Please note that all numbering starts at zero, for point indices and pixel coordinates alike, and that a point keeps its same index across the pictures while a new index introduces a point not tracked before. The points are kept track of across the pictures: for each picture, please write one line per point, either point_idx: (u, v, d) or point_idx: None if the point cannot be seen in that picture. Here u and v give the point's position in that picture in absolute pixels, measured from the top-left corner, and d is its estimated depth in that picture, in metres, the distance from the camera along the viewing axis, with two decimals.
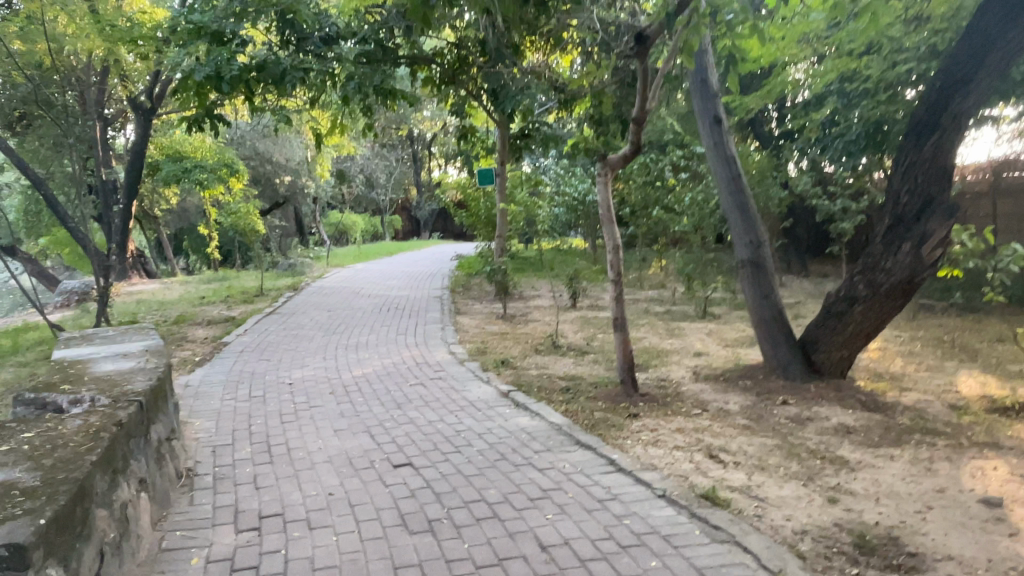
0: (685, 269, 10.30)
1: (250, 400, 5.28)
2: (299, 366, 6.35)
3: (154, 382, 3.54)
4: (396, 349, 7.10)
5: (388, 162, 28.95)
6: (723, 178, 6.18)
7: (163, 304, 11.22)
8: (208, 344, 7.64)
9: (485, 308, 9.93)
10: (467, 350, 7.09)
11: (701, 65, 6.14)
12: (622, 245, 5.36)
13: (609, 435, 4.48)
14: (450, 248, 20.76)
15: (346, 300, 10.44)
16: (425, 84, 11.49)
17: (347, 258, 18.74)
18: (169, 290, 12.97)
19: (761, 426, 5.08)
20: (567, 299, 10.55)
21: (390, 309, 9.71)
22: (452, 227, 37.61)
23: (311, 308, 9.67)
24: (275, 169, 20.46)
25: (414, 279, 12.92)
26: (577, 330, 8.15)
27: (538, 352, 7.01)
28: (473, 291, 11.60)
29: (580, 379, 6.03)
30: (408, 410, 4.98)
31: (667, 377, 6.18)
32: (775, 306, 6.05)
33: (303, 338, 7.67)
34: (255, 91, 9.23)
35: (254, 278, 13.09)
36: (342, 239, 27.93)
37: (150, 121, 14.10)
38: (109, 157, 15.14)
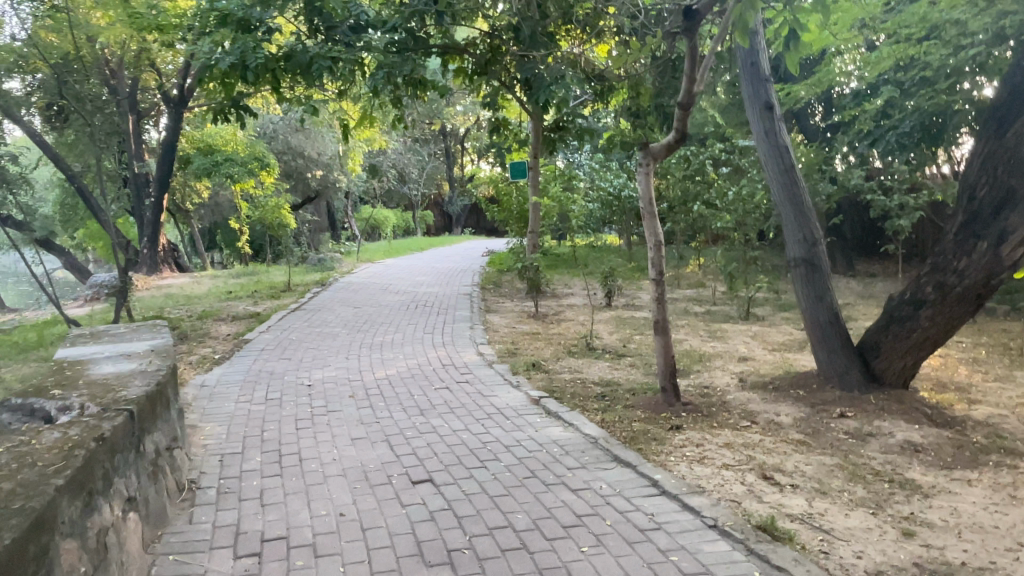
0: (727, 267, 9.79)
1: (266, 403, 4.98)
2: (320, 366, 6.05)
3: (153, 387, 3.24)
4: (422, 349, 6.77)
5: (420, 157, 28.77)
6: (775, 169, 5.69)
7: (190, 299, 11.07)
8: (229, 341, 7.41)
9: (516, 306, 9.57)
10: (496, 351, 6.73)
11: (752, 46, 5.66)
12: (665, 241, 4.93)
13: (650, 450, 4.08)
14: (481, 245, 20.45)
15: (373, 296, 10.16)
16: (457, 76, 11.16)
17: (377, 253, 18.54)
18: (198, 284, 12.86)
19: (817, 441, 4.62)
20: (602, 298, 10.12)
21: (418, 306, 9.39)
22: (485, 223, 37.35)
23: (338, 304, 9.41)
24: (307, 163, 20.38)
25: (444, 275, 12.61)
26: (613, 331, 7.72)
27: (572, 355, 6.61)
28: (504, 287, 11.25)
29: (618, 385, 5.62)
30: (431, 417, 4.64)
31: (711, 384, 5.73)
32: (830, 309, 5.57)
33: (326, 337, 7.39)
34: (283, 81, 9.01)
35: (283, 273, 12.92)
36: (374, 234, 27.84)
37: (181, 114, 14.05)
38: (142, 151, 15.15)
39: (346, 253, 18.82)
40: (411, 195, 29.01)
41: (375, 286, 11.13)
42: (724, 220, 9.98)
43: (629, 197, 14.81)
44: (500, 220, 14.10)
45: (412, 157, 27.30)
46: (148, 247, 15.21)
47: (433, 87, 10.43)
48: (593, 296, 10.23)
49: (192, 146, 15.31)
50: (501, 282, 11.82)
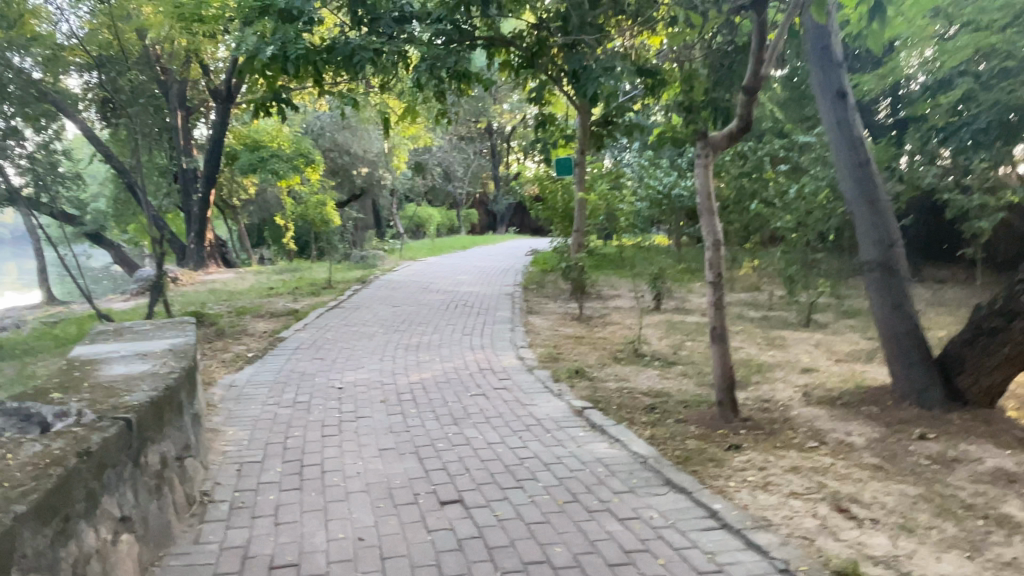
0: (785, 270, 9.22)
1: (293, 406, 4.71)
2: (353, 368, 5.78)
3: (161, 392, 2.98)
4: (460, 352, 6.44)
5: (466, 155, 28.59)
6: (847, 163, 5.18)
7: (233, 295, 11.03)
8: (264, 339, 7.22)
9: (560, 308, 9.19)
10: (538, 355, 6.36)
11: (823, 28, 5.17)
12: (724, 240, 4.48)
13: (706, 473, 3.66)
14: (525, 244, 20.07)
15: (413, 295, 9.90)
16: (503, 69, 10.82)
17: (421, 251, 18.37)
18: (242, 280, 12.85)
19: (896, 467, 4.12)
20: (650, 300, 9.66)
21: (458, 306, 9.08)
22: (530, 222, 37.00)
23: (377, 303, 9.18)
24: (353, 160, 20.34)
25: (486, 274, 12.29)
26: (662, 336, 7.27)
27: (618, 361, 6.21)
28: (548, 288, 10.88)
29: (669, 397, 5.21)
30: (465, 427, 4.29)
31: (772, 398, 5.27)
32: (908, 319, 5.03)
33: (362, 336, 7.13)
34: (325, 74, 8.81)
35: (324, 270, 12.80)
36: (419, 232, 27.78)
37: (228, 110, 14.10)
38: (190, 147, 15.29)
39: (389, 250, 18.69)
40: (456, 193, 28.86)
41: (415, 285, 10.88)
42: (782, 220, 9.41)
43: (679, 196, 14.26)
44: (545, 219, 13.72)
45: (458, 155, 27.14)
46: (195, 242, 15.32)
47: (477, 81, 10.11)
48: (641, 299, 9.78)
49: (238, 142, 15.38)
50: (544, 282, 11.45)
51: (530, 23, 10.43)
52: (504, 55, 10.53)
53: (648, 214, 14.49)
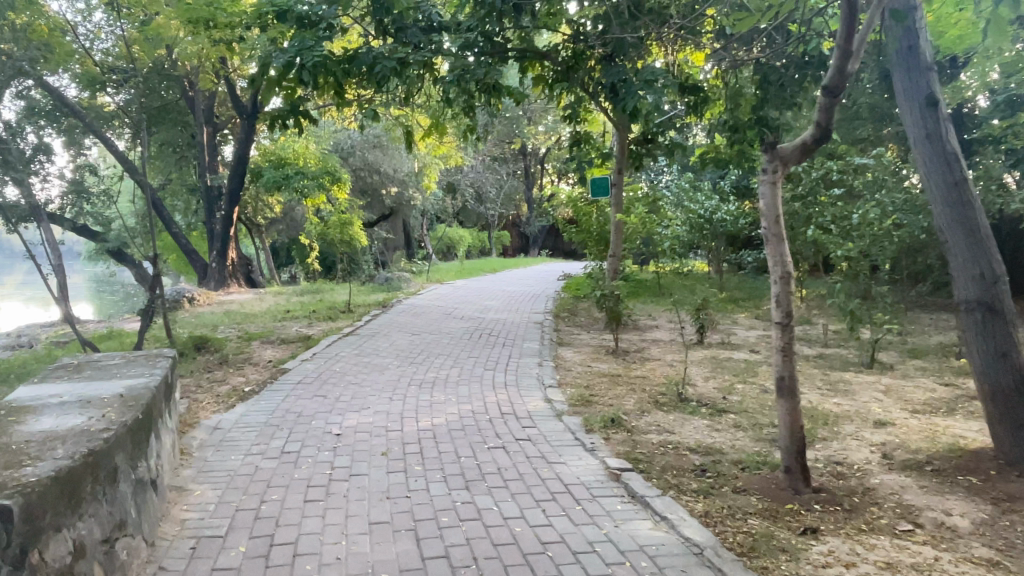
0: (845, 303, 8.33)
1: (280, 457, 4.03)
2: (357, 408, 5.09)
3: (84, 456, 2.32)
4: (480, 390, 5.72)
5: (499, 176, 28.08)
6: (938, 184, 4.39)
7: (249, 317, 10.50)
8: (268, 369, 6.60)
9: (593, 339, 8.42)
10: (569, 397, 5.59)
11: (909, 25, 4.39)
12: (795, 274, 3.72)
13: (779, 572, 2.88)
14: (557, 268, 19.34)
15: (435, 322, 9.24)
16: (536, 84, 10.18)
17: (449, 274, 17.77)
18: (261, 301, 12.34)
19: (1017, 561, 3.26)
20: (692, 334, 8.84)
21: (482, 335, 8.36)
22: (563, 245, 36.31)
23: (395, 330, 8.53)
24: (382, 180, 19.89)
25: (515, 300, 11.59)
26: (709, 377, 6.45)
27: (659, 406, 5.43)
28: (581, 316, 10.13)
29: (721, 455, 4.42)
30: (478, 493, 3.55)
31: (845, 461, 4.45)
32: (1015, 370, 4.18)
33: (374, 369, 6.46)
34: (348, 86, 8.26)
35: (346, 292, 12.25)
36: (449, 253, 27.25)
37: (253, 126, 13.79)
38: (215, 163, 15.01)
39: (416, 272, 18.09)
40: (488, 214, 28.32)
41: (438, 310, 10.22)
42: (841, 248, 8.54)
43: (722, 220, 13.40)
44: (579, 242, 13.00)
45: (490, 176, 26.63)
46: (217, 260, 14.90)
47: (509, 94, 9.48)
48: (682, 332, 8.96)
49: (265, 159, 15.03)
50: (576, 309, 10.69)
51: (566, 36, 9.81)
52: (538, 69, 9.90)
53: (687, 239, 13.67)
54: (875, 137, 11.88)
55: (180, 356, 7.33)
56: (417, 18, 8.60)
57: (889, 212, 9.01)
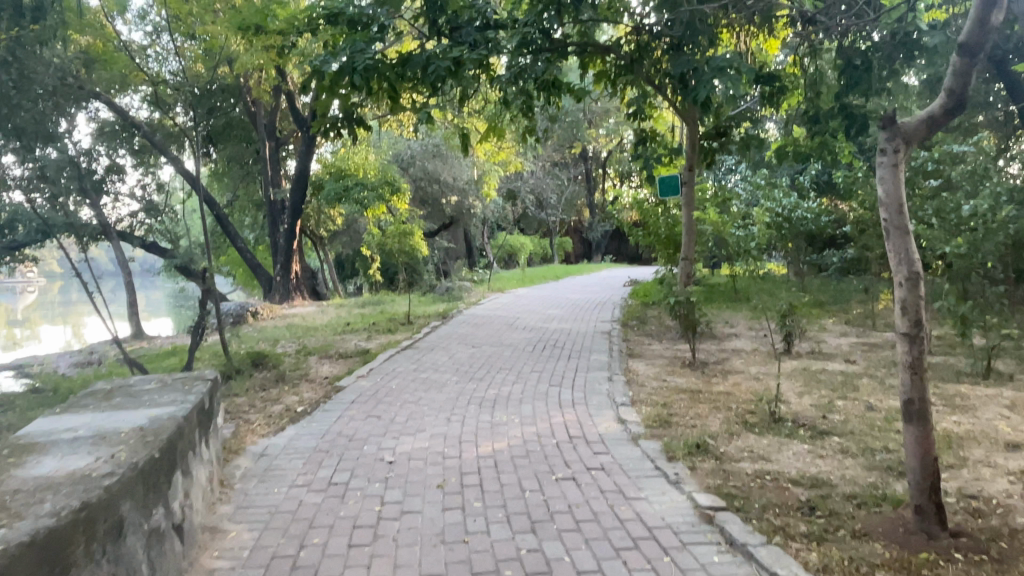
0: (952, 306, 7.43)
1: (325, 491, 3.63)
2: (412, 431, 4.67)
3: (74, 514, 1.93)
4: (545, 410, 5.21)
5: (560, 181, 27.55)
6: None
7: (310, 330, 10.30)
8: (323, 387, 6.27)
9: (668, 349, 7.78)
10: (645, 417, 5.02)
11: None
12: (923, 275, 3.08)
13: None
14: (624, 274, 18.64)
15: (497, 333, 8.79)
16: (598, 81, 9.62)
17: (512, 282, 17.34)
18: (322, 314, 12.18)
19: None
20: (777, 343, 8.08)
21: (547, 347, 7.85)
22: (627, 250, 35.43)
23: (455, 343, 8.11)
24: (442, 188, 19.66)
25: (580, 308, 11.03)
26: (803, 393, 5.74)
27: (749, 428, 4.80)
28: (652, 325, 9.48)
29: (830, 489, 3.78)
30: (546, 538, 3.04)
31: (982, 496, 3.74)
32: None
33: (431, 386, 6.03)
34: (402, 90, 7.92)
35: (407, 303, 11.97)
36: (510, 261, 26.86)
37: (314, 138, 13.75)
38: (277, 177, 15.07)
39: (478, 282, 17.72)
40: (549, 220, 27.81)
41: (500, 321, 9.76)
42: (945, 245, 7.65)
43: (802, 218, 12.48)
44: (647, 246, 12.33)
45: (551, 181, 26.13)
46: (280, 274, 14.77)
47: (569, 91, 8.96)
48: (766, 341, 8.21)
49: (325, 171, 14.99)
50: (646, 318, 10.04)
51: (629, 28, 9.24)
52: (600, 64, 9.35)
53: (763, 240, 12.79)
54: (974, 121, 10.79)
55: (237, 373, 7.10)
56: (471, 14, 8.18)
57: (1002, 203, 8.03)
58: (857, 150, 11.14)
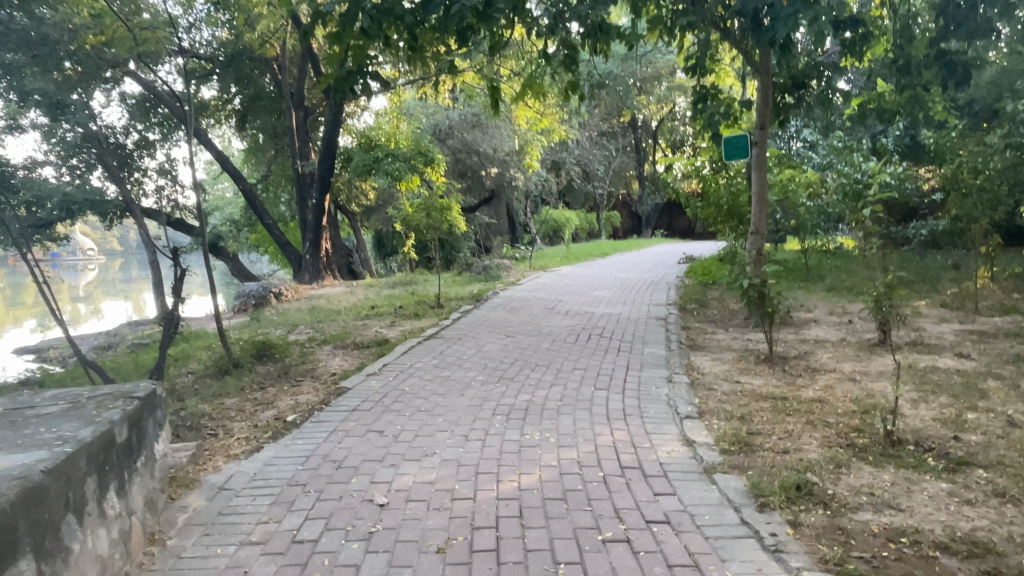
0: None
1: (285, 554, 2.66)
2: (418, 454, 3.66)
3: None
4: (590, 424, 4.13)
5: (607, 152, 26.10)
6: None
7: (333, 315, 9.40)
8: (327, 387, 5.31)
9: (736, 340, 6.57)
10: (719, 436, 3.89)
11: None
12: None
13: None
14: (678, 249, 17.27)
15: (535, 319, 7.72)
16: (653, 30, 8.34)
17: (556, 259, 16.24)
18: (350, 295, 11.28)
19: None
20: (868, 333, 6.78)
21: (592, 337, 6.74)
22: (678, 224, 33.83)
23: (486, 331, 7.08)
24: (481, 160, 18.53)
25: (630, 289, 9.86)
26: (919, 402, 4.51)
27: (859, 457, 3.62)
28: (714, 310, 8.25)
29: (999, 560, 2.58)
30: None
31: None
32: None
33: (453, 387, 4.99)
34: (424, 36, 6.79)
35: (440, 284, 10.99)
36: (555, 237, 25.66)
37: (341, 106, 12.82)
38: (306, 150, 14.22)
39: (520, 259, 16.60)
40: (596, 193, 26.43)
41: (540, 304, 8.69)
42: None
43: (885, 185, 10.95)
44: (707, 220, 11.03)
45: (598, 152, 24.72)
46: (310, 252, 13.88)
47: (618, 37, 7.73)
48: (853, 331, 6.91)
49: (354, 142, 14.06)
50: (707, 301, 8.80)
51: None
52: (652, 10, 8.09)
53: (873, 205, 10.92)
54: None
55: (235, 367, 6.23)
56: None
57: None
58: (953, 105, 9.61)
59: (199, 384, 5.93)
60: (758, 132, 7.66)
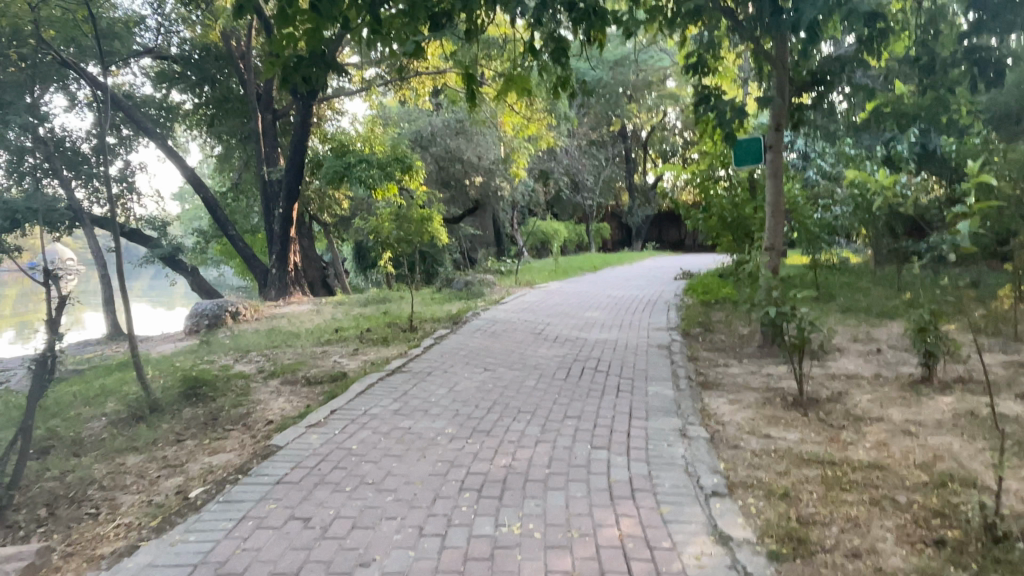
0: None
1: None
2: (350, 564, 2.61)
3: None
4: (588, 507, 3.09)
5: (597, 162, 25.17)
6: None
7: (292, 338, 8.32)
8: (258, 443, 4.25)
9: (755, 376, 5.57)
10: (762, 530, 2.88)
11: None
12: None
13: None
14: (674, 264, 16.31)
15: (520, 347, 6.67)
16: (653, 22, 7.40)
17: (543, 273, 15.24)
18: (315, 314, 10.20)
19: None
20: (908, 368, 5.81)
21: (585, 370, 5.73)
22: (669, 236, 32.96)
23: (461, 362, 6.03)
24: (465, 169, 17.54)
25: (625, 309, 8.87)
26: (1008, 471, 3.52)
27: (957, 564, 2.63)
28: (723, 336, 7.25)
29: None
30: None
31: None
32: None
33: (412, 445, 3.93)
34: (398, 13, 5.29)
35: (416, 303, 9.95)
36: (544, 249, 24.63)
37: (310, 108, 11.77)
38: (274, 155, 13.17)
39: (505, 273, 15.59)
40: (586, 204, 25.48)
41: (525, 328, 7.66)
42: None
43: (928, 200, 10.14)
44: (707, 233, 10.08)
45: (588, 162, 23.75)
46: (276, 266, 12.72)
47: (614, 24, 6.72)
48: (888, 365, 5.94)
49: (325, 147, 13.01)
50: (713, 325, 7.81)
51: None
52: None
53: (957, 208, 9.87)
54: None
55: (154, 412, 5.15)
56: None
57: None
58: (982, 112, 8.76)
59: (106, 433, 4.84)
60: (773, 134, 6.72)
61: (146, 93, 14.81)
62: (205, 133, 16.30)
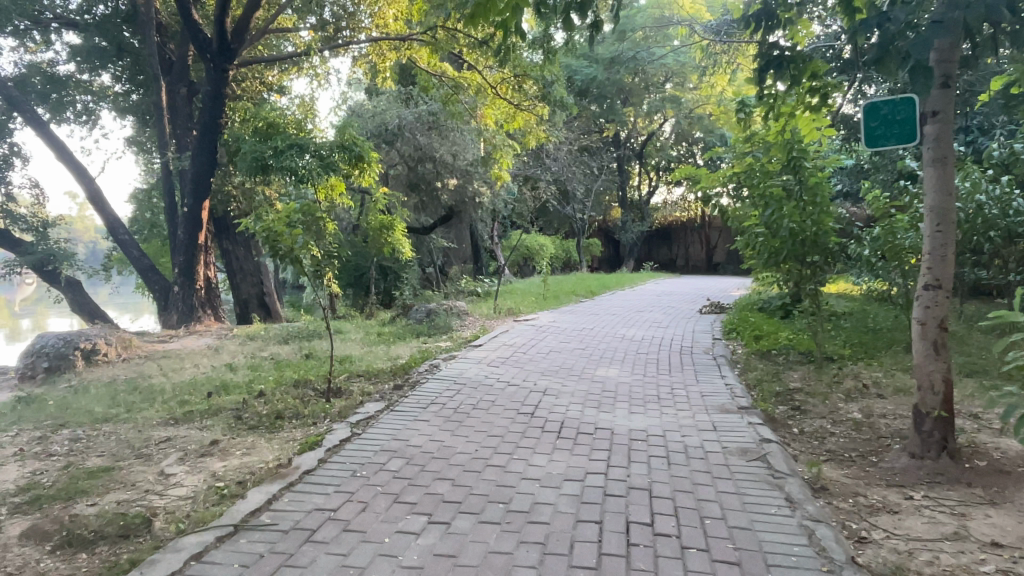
0: None
1: None
2: None
3: None
4: None
5: (589, 171, 22.42)
6: None
7: (143, 403, 5.31)
8: None
9: (977, 557, 2.71)
10: None
11: None
12: None
13: None
14: (688, 290, 13.49)
15: (498, 451, 3.72)
16: None
17: (528, 298, 12.33)
18: (208, 354, 7.17)
19: None
20: None
21: (633, 525, 2.80)
22: (660, 254, 30.44)
23: (384, 496, 3.08)
24: (437, 169, 14.67)
25: (654, 365, 5.99)
26: None
27: None
28: (833, 430, 4.36)
29: None
30: None
31: None
32: None
33: None
34: None
35: (353, 345, 6.99)
36: (526, 266, 21.81)
37: (221, 70, 8.80)
38: (185, 135, 10.17)
39: (482, 297, 12.70)
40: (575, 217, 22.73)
41: (506, 401, 4.73)
42: None
43: None
44: (765, 256, 7.03)
45: (578, 169, 21.01)
46: (180, 279, 9.66)
47: None
48: None
49: (247, 127, 9.99)
50: (803, 403, 4.92)
51: None
52: None
53: None
54: None
55: None
56: None
57: None
58: None
59: None
60: (939, 90, 3.79)
61: (70, 73, 11.60)
62: (134, 122, 13.26)
